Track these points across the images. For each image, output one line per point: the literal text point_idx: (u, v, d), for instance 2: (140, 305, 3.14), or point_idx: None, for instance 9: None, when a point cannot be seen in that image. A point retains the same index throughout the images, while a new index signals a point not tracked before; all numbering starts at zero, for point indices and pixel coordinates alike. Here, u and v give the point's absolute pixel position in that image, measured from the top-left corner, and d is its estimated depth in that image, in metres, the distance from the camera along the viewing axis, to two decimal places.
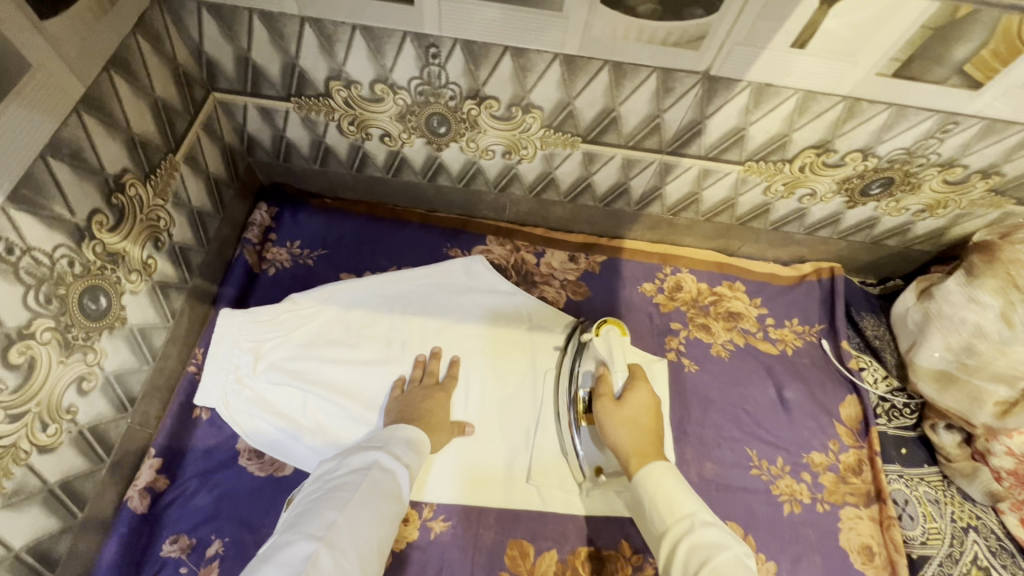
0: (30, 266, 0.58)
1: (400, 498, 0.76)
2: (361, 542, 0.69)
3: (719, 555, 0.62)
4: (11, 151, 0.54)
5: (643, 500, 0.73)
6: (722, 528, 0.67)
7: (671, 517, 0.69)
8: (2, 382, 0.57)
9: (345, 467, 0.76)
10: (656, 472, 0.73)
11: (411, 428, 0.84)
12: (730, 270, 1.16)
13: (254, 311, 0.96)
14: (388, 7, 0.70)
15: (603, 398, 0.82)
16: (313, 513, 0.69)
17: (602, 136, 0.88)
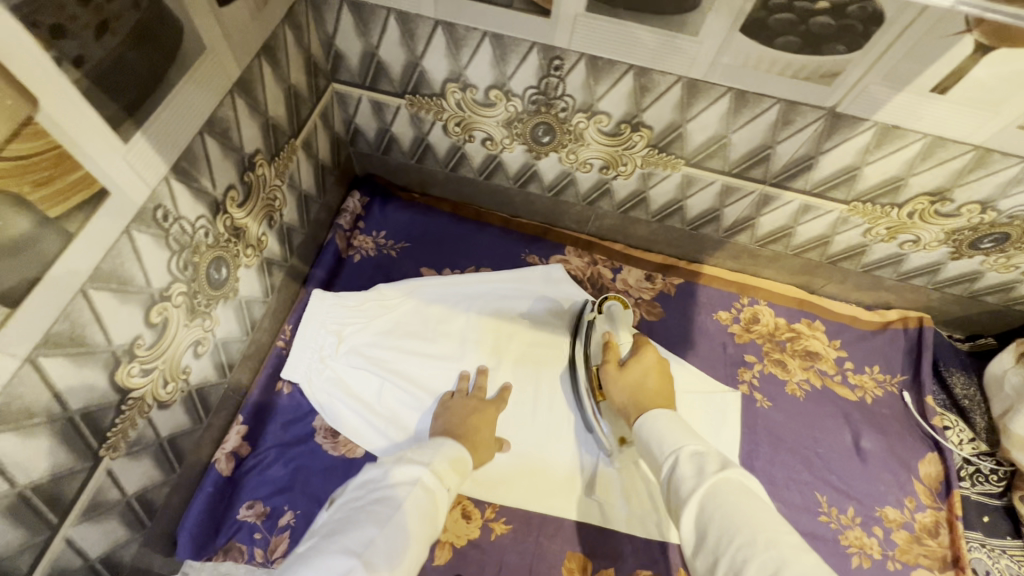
0: (177, 232, 0.62)
1: (437, 522, 0.68)
2: (398, 567, 0.61)
3: (703, 488, 0.60)
4: (179, 126, 0.58)
5: (642, 449, 0.74)
6: (708, 455, 0.64)
7: (664, 452, 0.68)
8: (143, 338, 0.60)
9: (388, 478, 0.68)
10: (649, 425, 0.73)
11: (454, 444, 0.78)
12: (811, 307, 1.13)
13: (343, 295, 1.00)
14: (525, 19, 0.72)
15: (609, 362, 0.90)
16: (354, 526, 0.62)
17: (707, 161, 0.88)
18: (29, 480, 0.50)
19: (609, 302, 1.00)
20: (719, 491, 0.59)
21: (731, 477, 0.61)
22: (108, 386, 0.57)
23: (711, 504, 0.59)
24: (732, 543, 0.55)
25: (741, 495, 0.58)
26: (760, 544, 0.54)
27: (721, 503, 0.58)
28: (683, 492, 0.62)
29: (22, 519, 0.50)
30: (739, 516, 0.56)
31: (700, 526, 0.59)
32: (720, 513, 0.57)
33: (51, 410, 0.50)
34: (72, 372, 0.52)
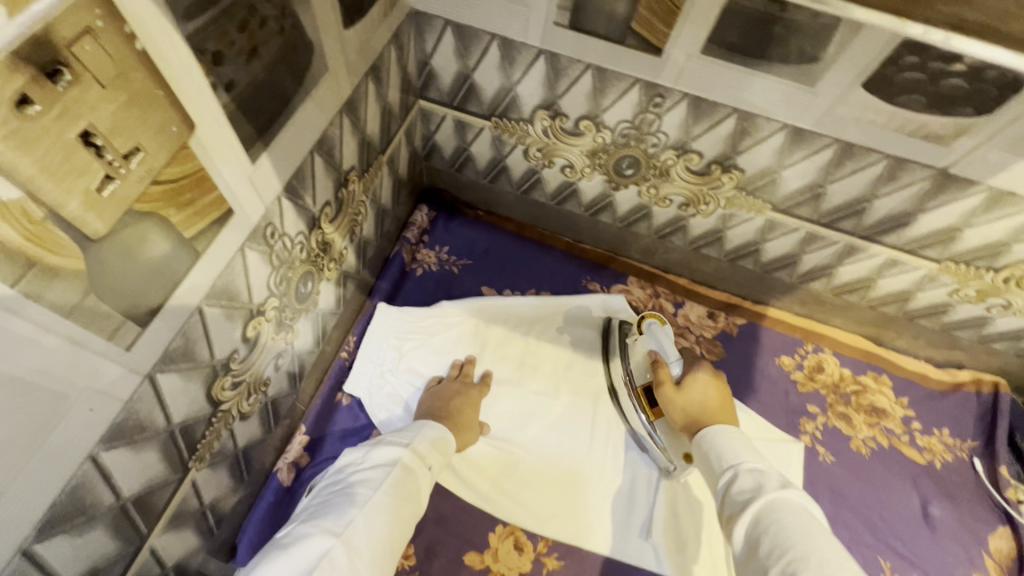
0: (279, 248, 0.62)
1: (417, 501, 0.72)
2: (376, 545, 0.65)
3: (765, 502, 0.58)
4: (296, 146, 0.57)
5: (699, 459, 0.72)
6: (767, 475, 0.62)
7: (722, 464, 0.66)
8: (238, 352, 0.60)
9: (368, 461, 0.72)
10: (705, 438, 0.71)
11: (435, 428, 0.82)
12: (878, 360, 1.10)
13: (407, 310, 1.00)
14: (634, 55, 0.71)
15: (660, 382, 0.85)
16: (334, 505, 0.67)
17: (795, 208, 0.85)
18: (131, 492, 0.50)
19: (647, 323, 0.94)
20: (776, 511, 0.57)
21: (790, 498, 0.58)
22: (204, 398, 0.57)
23: (766, 521, 0.57)
24: (785, 561, 0.53)
25: (801, 518, 0.56)
26: (813, 565, 0.51)
27: (782, 519, 0.56)
28: (737, 507, 0.60)
29: (121, 530, 0.50)
30: (795, 536, 0.54)
31: (755, 536, 0.57)
32: (775, 529, 0.55)
33: (157, 424, 0.50)
34: (179, 386, 0.52)
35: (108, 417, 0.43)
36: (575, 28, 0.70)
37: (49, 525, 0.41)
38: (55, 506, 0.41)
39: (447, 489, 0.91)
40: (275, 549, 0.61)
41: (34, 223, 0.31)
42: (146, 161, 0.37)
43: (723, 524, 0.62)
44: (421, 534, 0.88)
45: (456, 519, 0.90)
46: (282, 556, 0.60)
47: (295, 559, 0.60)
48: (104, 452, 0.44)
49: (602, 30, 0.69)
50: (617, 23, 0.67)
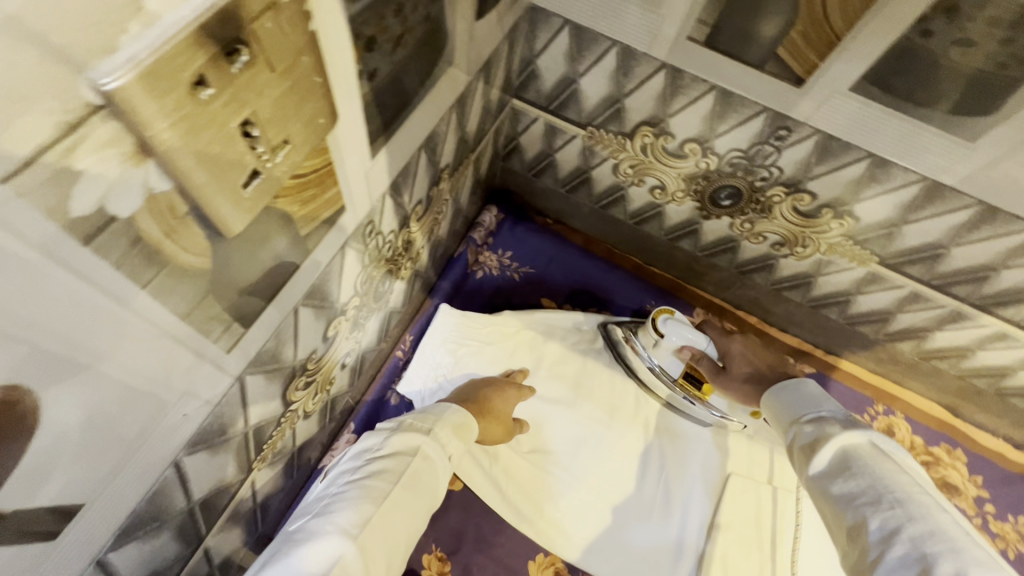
0: (372, 247, 0.58)
1: (435, 496, 0.63)
2: (392, 548, 0.57)
3: (840, 443, 0.53)
4: (409, 142, 0.53)
5: (767, 410, 0.66)
6: (835, 420, 0.57)
7: (793, 410, 0.61)
8: (316, 352, 0.56)
9: (386, 447, 0.62)
10: (768, 397, 0.66)
11: (458, 411, 0.72)
12: (953, 433, 1.02)
13: (468, 314, 0.96)
14: (770, 83, 0.64)
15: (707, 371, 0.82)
16: (346, 498, 0.56)
17: (906, 265, 0.79)
18: (200, 496, 0.46)
19: (660, 322, 0.87)
20: (847, 456, 0.52)
21: (862, 440, 0.54)
22: (280, 398, 0.53)
23: (835, 466, 0.53)
24: (857, 503, 0.49)
25: (873, 460, 0.51)
26: (886, 504, 0.48)
27: (858, 458, 0.52)
28: (801, 455, 0.56)
29: (184, 533, 0.47)
30: (868, 477, 0.50)
31: (828, 478, 0.53)
32: (854, 468, 0.51)
33: (235, 427, 0.47)
34: (261, 388, 0.48)
35: (197, 421, 0.40)
36: (711, 45, 0.64)
37: (124, 534, 0.38)
38: (133, 515, 0.37)
39: (490, 509, 0.88)
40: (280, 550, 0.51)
41: (176, 220, 0.27)
42: (290, 154, 0.32)
43: (794, 466, 0.58)
44: (459, 552, 0.85)
45: (497, 542, 0.86)
46: (289, 559, 0.49)
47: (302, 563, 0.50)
48: (186, 458, 0.41)
49: (741, 52, 0.63)
50: (761, 46, 0.61)
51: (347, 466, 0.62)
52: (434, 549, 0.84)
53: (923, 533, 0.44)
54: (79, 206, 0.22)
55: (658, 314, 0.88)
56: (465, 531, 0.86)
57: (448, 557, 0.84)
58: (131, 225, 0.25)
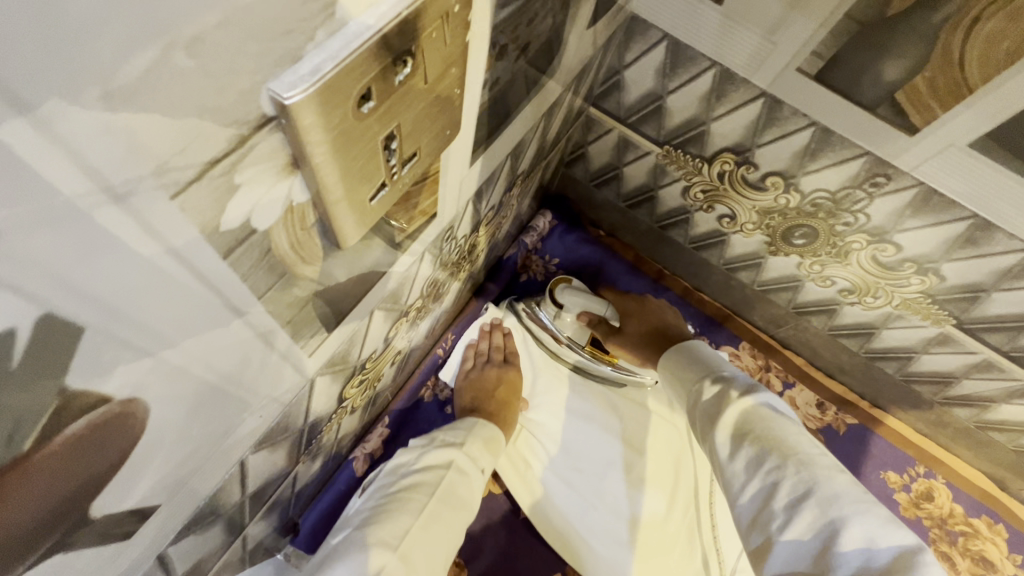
0: (446, 252, 0.56)
1: (472, 508, 0.61)
2: (433, 563, 0.54)
3: (741, 406, 0.55)
4: (502, 149, 0.51)
5: (667, 373, 0.68)
6: (740, 380, 0.59)
7: (697, 376, 0.63)
8: (375, 353, 0.55)
9: (418, 463, 0.61)
10: (671, 361, 0.68)
11: (486, 424, 0.70)
12: (997, 505, 0.98)
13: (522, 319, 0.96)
14: (879, 127, 0.61)
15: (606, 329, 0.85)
16: (384, 511, 0.55)
17: (984, 332, 0.74)
18: (252, 490, 0.45)
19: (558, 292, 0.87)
20: (752, 415, 0.54)
21: (760, 401, 0.56)
22: (336, 395, 0.52)
23: (742, 424, 0.54)
24: (764, 467, 0.51)
25: (774, 417, 0.54)
26: (791, 467, 0.49)
27: (759, 419, 0.54)
28: (707, 415, 0.58)
29: (232, 523, 0.46)
30: (770, 436, 0.52)
31: (733, 441, 0.54)
32: (758, 430, 0.53)
33: (296, 425, 0.45)
34: (325, 387, 0.46)
35: (267, 423, 0.38)
36: (821, 80, 0.60)
37: (185, 529, 0.36)
38: (196, 511, 0.36)
39: (516, 519, 0.87)
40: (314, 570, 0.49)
41: (303, 230, 0.25)
42: (414, 167, 0.30)
43: (699, 433, 0.59)
44: (477, 562, 0.83)
45: (515, 556, 0.84)
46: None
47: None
48: (251, 456, 0.39)
49: (853, 91, 0.59)
50: (878, 88, 0.57)
51: (378, 484, 0.61)
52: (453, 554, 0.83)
53: (829, 495, 0.47)
54: (228, 220, 0.20)
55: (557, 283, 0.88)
56: (485, 540, 0.84)
57: (465, 564, 0.82)
58: (266, 238, 0.23)
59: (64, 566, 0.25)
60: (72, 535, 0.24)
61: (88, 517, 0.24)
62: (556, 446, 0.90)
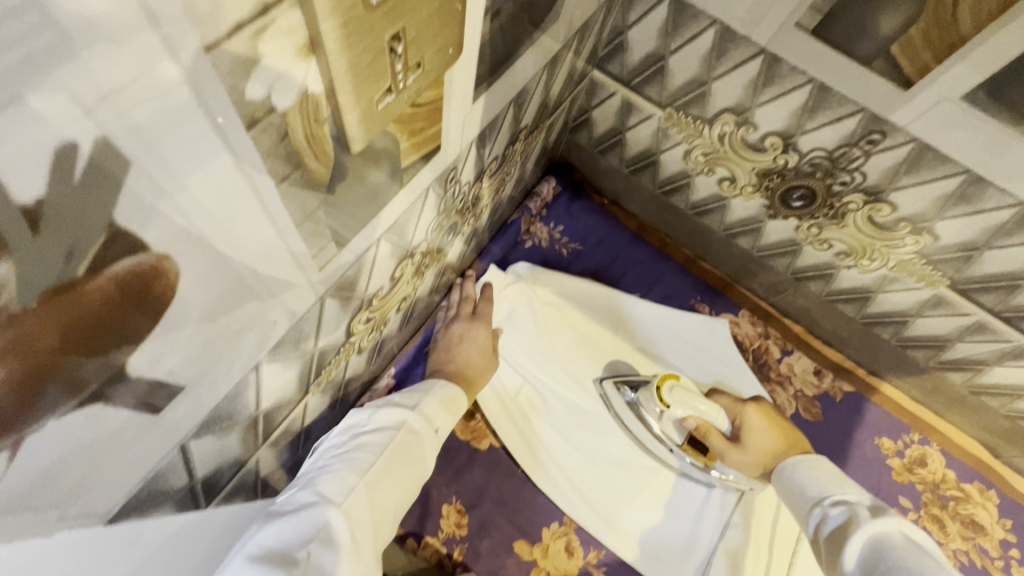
0: (449, 195, 0.58)
1: (426, 466, 0.59)
2: (382, 518, 0.53)
3: (867, 530, 0.54)
4: (504, 92, 0.53)
5: (783, 496, 0.70)
6: (859, 505, 0.60)
7: (813, 497, 0.65)
8: (382, 291, 0.58)
9: (372, 421, 0.58)
10: (783, 482, 0.71)
11: (446, 385, 0.68)
12: (989, 472, 0.99)
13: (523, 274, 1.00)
14: (876, 83, 0.62)
15: (723, 447, 0.79)
16: (330, 468, 0.53)
17: (977, 292, 0.76)
18: (265, 407, 0.49)
19: (666, 394, 0.79)
20: (878, 540, 0.53)
21: (892, 529, 0.54)
22: (345, 327, 0.55)
23: (866, 551, 0.53)
24: None
25: (906, 546, 0.51)
26: None
27: (889, 545, 0.52)
28: (833, 544, 0.58)
29: (247, 437, 0.50)
30: (898, 563, 0.49)
31: (864, 565, 0.52)
32: (884, 551, 0.51)
33: (307, 346, 0.48)
34: (334, 313, 0.49)
35: (281, 331, 0.41)
36: (820, 36, 0.61)
37: (204, 425, 0.39)
38: (215, 408, 0.39)
39: (516, 469, 0.90)
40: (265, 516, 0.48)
41: (316, 124, 0.28)
42: (419, 80, 0.33)
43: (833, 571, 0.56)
44: (478, 508, 0.87)
45: (514, 505, 0.88)
46: (276, 522, 0.47)
47: (287, 530, 0.47)
48: (265, 365, 0.42)
49: (851, 46, 0.60)
50: (874, 43, 0.58)
51: (330, 442, 0.57)
52: (454, 501, 0.87)
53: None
54: (253, 90, 0.23)
55: (664, 381, 0.80)
56: (485, 489, 0.88)
57: (466, 510, 0.86)
58: (284, 121, 0.26)
59: (104, 421, 0.28)
60: (111, 388, 0.27)
61: (124, 374, 0.27)
62: (551, 394, 0.95)
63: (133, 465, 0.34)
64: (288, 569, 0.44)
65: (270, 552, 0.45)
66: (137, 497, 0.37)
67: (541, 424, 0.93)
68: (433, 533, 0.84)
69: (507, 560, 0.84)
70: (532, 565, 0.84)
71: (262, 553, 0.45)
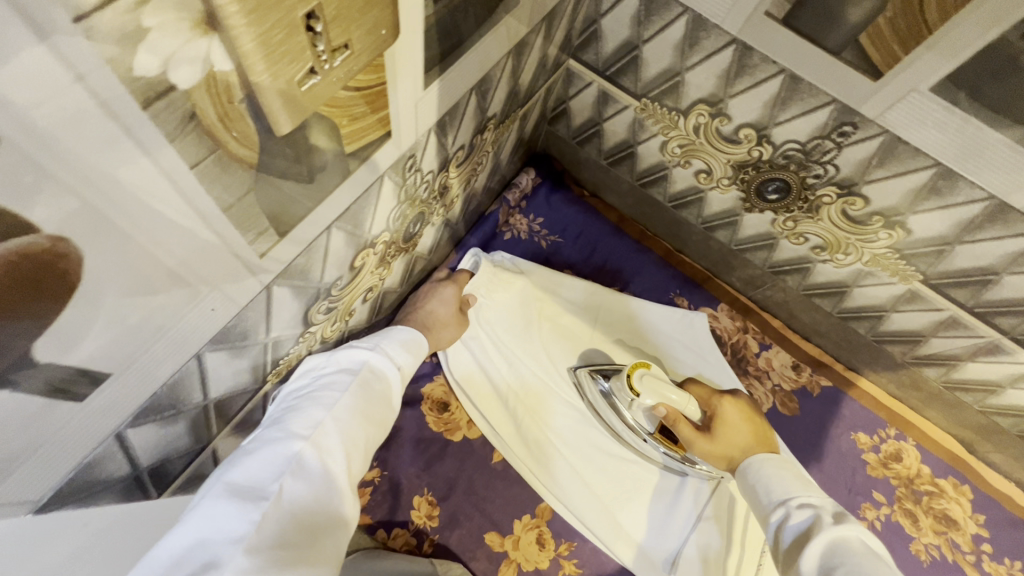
0: (410, 183, 0.57)
1: (391, 403, 0.59)
2: (356, 451, 0.52)
3: (828, 537, 0.55)
4: (463, 79, 0.52)
5: (745, 494, 0.70)
6: (823, 510, 0.60)
7: (776, 498, 0.64)
8: (342, 279, 0.57)
9: (331, 364, 0.57)
10: (745, 478, 0.70)
11: (409, 329, 0.68)
12: (963, 467, 0.99)
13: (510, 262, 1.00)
14: (845, 74, 0.61)
15: (690, 435, 0.77)
16: (295, 407, 0.52)
17: (950, 287, 0.75)
18: (215, 396, 0.48)
19: (636, 381, 0.77)
20: (839, 547, 0.54)
21: (851, 536, 0.55)
22: (302, 316, 0.54)
23: (826, 556, 0.54)
24: None
25: (866, 554, 0.53)
26: None
27: (846, 553, 0.53)
28: (795, 546, 0.58)
29: (199, 426, 0.49)
30: (859, 572, 0.50)
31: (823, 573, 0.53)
32: (844, 560, 0.52)
33: (257, 334, 0.47)
34: (286, 302, 0.48)
35: (223, 319, 0.40)
36: (789, 25, 0.60)
37: (143, 414, 0.39)
38: (153, 396, 0.39)
39: (489, 460, 0.90)
40: (229, 458, 0.46)
41: (230, 104, 0.27)
42: (349, 62, 0.32)
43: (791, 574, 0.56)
44: (448, 500, 0.87)
45: (486, 496, 0.88)
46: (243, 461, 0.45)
47: (256, 466, 0.45)
48: (208, 353, 0.42)
49: (819, 35, 0.59)
50: (843, 31, 0.57)
51: (289, 391, 0.56)
52: (425, 492, 0.87)
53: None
54: (141, 65, 0.22)
55: (634, 368, 0.78)
56: (457, 480, 0.88)
57: (437, 502, 0.86)
58: (188, 100, 0.25)
59: (16, 408, 0.28)
60: (16, 373, 0.26)
61: (33, 359, 0.27)
62: (522, 387, 0.93)
63: (61, 453, 0.34)
64: (257, 502, 0.42)
65: (239, 486, 0.43)
66: (68, 486, 0.37)
67: (512, 416, 0.91)
68: (403, 522, 0.85)
69: (477, 551, 0.84)
70: (503, 557, 0.85)
71: (231, 489, 0.43)
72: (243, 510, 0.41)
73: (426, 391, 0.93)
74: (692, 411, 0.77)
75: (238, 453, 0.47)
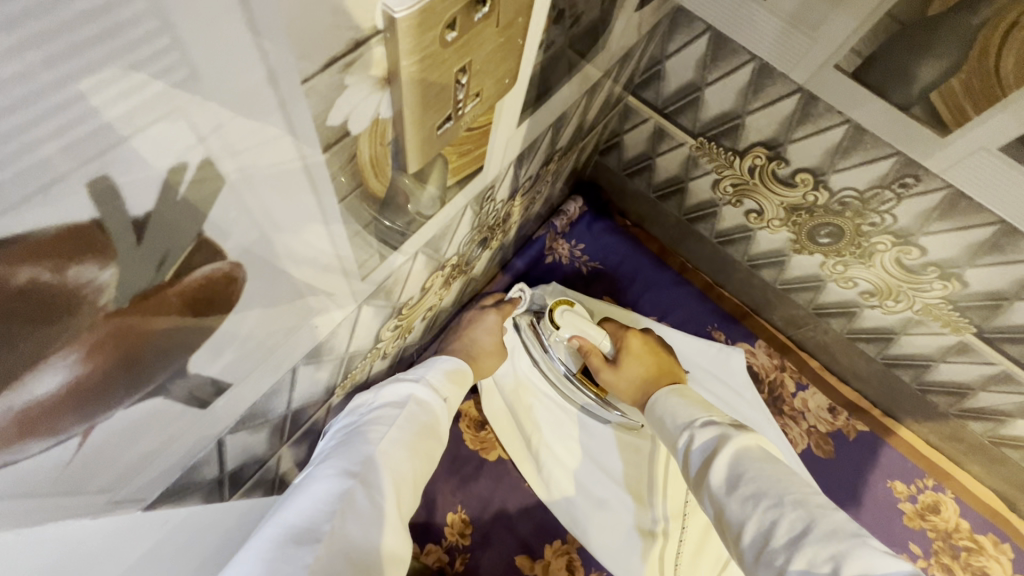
0: (484, 210, 0.60)
1: (437, 435, 0.60)
2: (406, 486, 0.53)
3: (732, 450, 0.54)
4: (546, 116, 0.55)
5: (653, 427, 0.68)
6: (722, 425, 0.58)
7: (677, 427, 0.63)
8: (411, 300, 0.59)
9: (379, 399, 0.59)
10: (654, 405, 0.69)
11: (449, 360, 0.70)
12: (1005, 525, 0.96)
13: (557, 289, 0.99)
14: (912, 127, 0.62)
15: (599, 366, 0.80)
16: (346, 443, 0.53)
17: (1003, 342, 0.75)
18: (294, 407, 0.50)
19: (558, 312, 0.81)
20: (741, 456, 0.53)
21: (752, 446, 0.54)
22: (374, 333, 0.56)
23: (732, 475, 0.52)
24: (761, 505, 0.49)
25: (765, 461, 0.53)
26: (787, 505, 0.48)
27: (750, 466, 0.52)
28: (702, 466, 0.56)
29: (275, 434, 0.51)
30: (763, 479, 0.50)
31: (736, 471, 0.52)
32: (752, 470, 0.51)
33: (339, 350, 0.49)
34: (368, 320, 0.51)
35: (320, 335, 0.42)
36: (860, 79, 0.62)
37: (241, 422, 0.41)
38: (252, 405, 0.41)
39: (522, 482, 0.90)
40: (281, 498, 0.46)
41: (381, 148, 0.29)
42: (475, 108, 0.35)
43: (695, 486, 0.56)
44: (482, 520, 0.87)
45: (518, 518, 0.88)
46: (298, 501, 0.45)
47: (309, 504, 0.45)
48: (301, 367, 0.44)
49: (889, 90, 0.60)
50: (914, 89, 0.59)
51: (336, 429, 0.57)
52: (460, 510, 0.87)
53: (827, 528, 0.45)
54: (333, 118, 0.24)
55: (556, 305, 0.82)
56: (491, 500, 0.89)
57: (471, 521, 0.87)
58: (354, 145, 0.27)
59: (158, 415, 0.30)
60: (173, 382, 0.29)
61: (186, 371, 0.29)
62: (530, 401, 0.94)
63: (177, 456, 0.36)
64: (312, 540, 0.42)
65: (294, 526, 0.43)
66: (171, 486, 0.39)
67: (516, 441, 0.92)
68: (437, 539, 0.85)
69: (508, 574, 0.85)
70: None
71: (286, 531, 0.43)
72: (300, 551, 0.41)
73: (463, 408, 0.94)
74: (602, 342, 0.80)
75: (290, 492, 0.47)
